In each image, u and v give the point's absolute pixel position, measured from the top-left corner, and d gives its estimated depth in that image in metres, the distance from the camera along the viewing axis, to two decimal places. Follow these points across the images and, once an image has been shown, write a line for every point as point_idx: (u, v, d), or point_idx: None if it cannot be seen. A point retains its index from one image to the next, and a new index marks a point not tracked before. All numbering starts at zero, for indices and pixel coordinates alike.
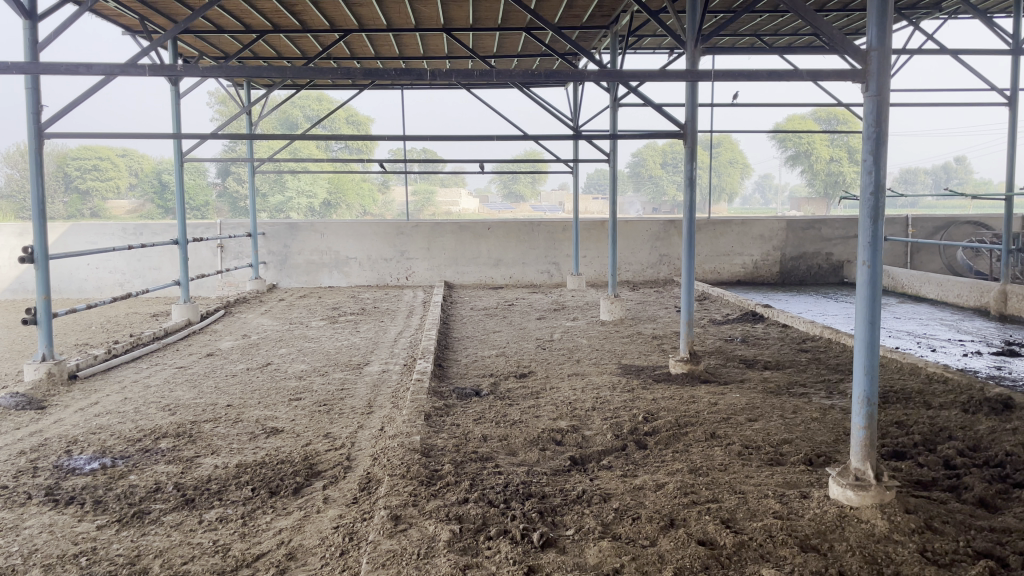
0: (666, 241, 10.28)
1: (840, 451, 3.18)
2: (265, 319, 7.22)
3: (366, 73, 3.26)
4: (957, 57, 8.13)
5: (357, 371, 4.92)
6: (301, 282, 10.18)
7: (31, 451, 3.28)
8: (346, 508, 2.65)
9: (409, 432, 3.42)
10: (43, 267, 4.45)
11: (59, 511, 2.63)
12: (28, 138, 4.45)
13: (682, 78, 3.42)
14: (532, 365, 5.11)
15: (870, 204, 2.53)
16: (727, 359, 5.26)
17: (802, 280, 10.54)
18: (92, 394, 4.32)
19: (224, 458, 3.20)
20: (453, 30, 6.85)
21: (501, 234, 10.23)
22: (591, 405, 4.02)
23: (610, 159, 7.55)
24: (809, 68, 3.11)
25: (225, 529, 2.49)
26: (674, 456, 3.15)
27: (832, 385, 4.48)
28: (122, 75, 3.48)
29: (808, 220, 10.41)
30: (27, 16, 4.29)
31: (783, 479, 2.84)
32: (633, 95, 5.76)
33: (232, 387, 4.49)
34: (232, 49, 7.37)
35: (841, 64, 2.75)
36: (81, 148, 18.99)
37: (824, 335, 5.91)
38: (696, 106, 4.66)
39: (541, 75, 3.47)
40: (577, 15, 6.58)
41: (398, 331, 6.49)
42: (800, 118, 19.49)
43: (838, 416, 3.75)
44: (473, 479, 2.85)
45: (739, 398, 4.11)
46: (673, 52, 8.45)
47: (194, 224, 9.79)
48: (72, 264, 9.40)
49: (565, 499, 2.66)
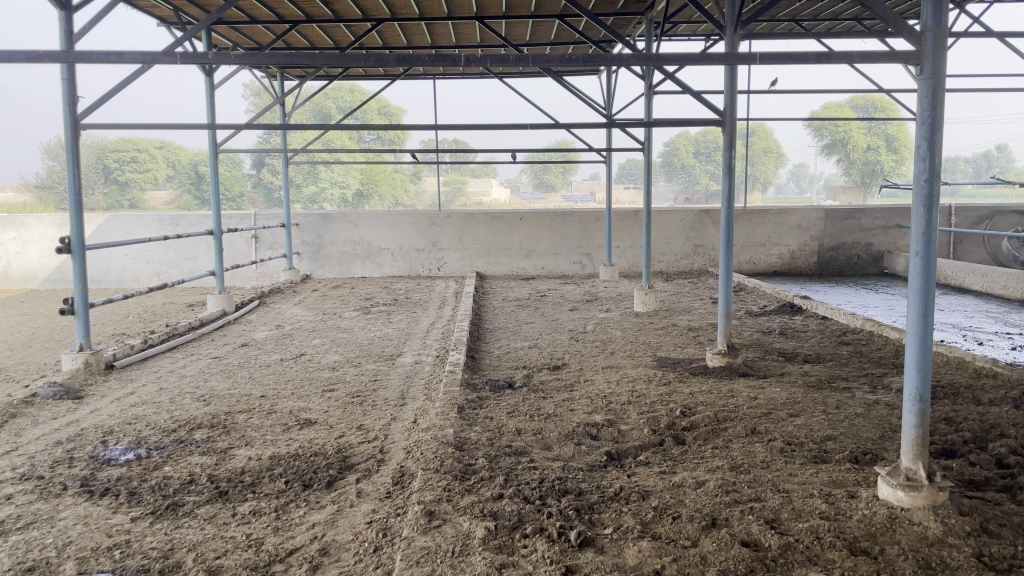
0: (700, 231, 10.12)
1: (887, 449, 3.08)
2: (298, 309, 7.23)
3: (401, 59, 3.21)
4: (1005, 40, 7.87)
5: (389, 363, 4.89)
6: (334, 272, 10.21)
7: (68, 441, 3.29)
8: (380, 502, 2.60)
9: (443, 425, 3.37)
10: (79, 258, 4.48)
11: (94, 502, 2.63)
12: (63, 130, 4.47)
13: (724, 61, 3.31)
14: (566, 357, 5.03)
15: (925, 192, 2.42)
16: (765, 352, 5.13)
17: (840, 270, 10.32)
18: (128, 384, 4.35)
19: (257, 450, 3.19)
20: (486, 18, 6.77)
21: (533, 224, 10.14)
22: (626, 399, 3.93)
23: (645, 147, 7.41)
24: (862, 52, 2.97)
25: (259, 523, 2.47)
26: (715, 453, 3.06)
27: (876, 379, 4.35)
28: (158, 63, 3.46)
29: (847, 210, 10.16)
30: (62, 7, 4.30)
31: (829, 478, 2.74)
32: (669, 81, 5.59)
33: (266, 377, 4.48)
34: (265, 39, 7.38)
35: (895, 47, 2.67)
36: (119, 141, 19.24)
37: (865, 328, 5.76)
38: (736, 92, 4.52)
39: (576, 60, 3.38)
40: (612, 1, 6.47)
41: (430, 322, 6.46)
42: (837, 105, 19.03)
43: (884, 412, 3.63)
44: (508, 474, 2.80)
45: (780, 393, 4.00)
46: (710, 38, 8.29)
47: (229, 215, 9.87)
48: (110, 255, 9.53)
49: (603, 496, 2.59)
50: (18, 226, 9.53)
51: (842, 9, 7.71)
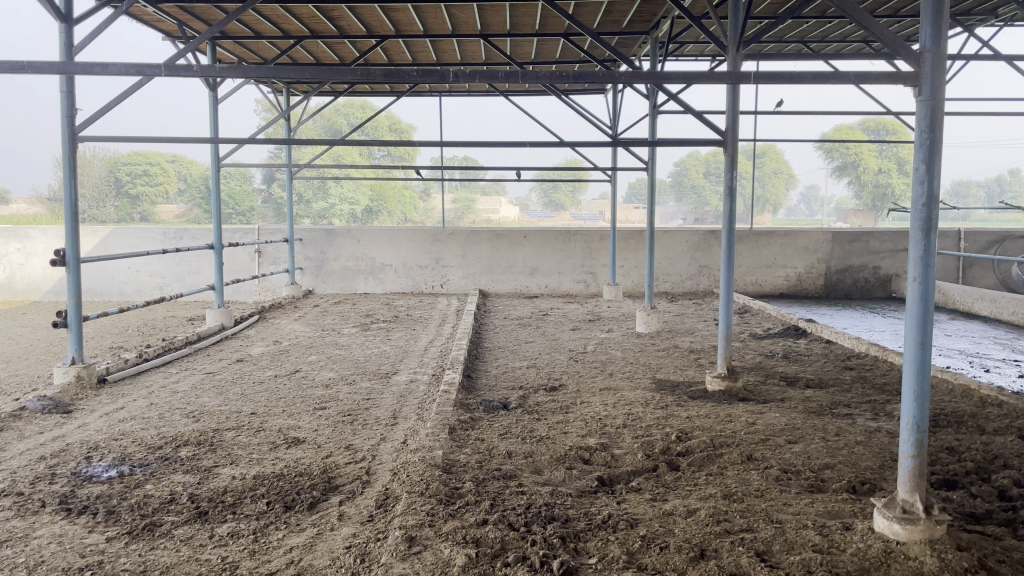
0: (705, 252, 10.05)
1: (886, 479, 3.00)
2: (298, 325, 7.19)
3: (389, 74, 3.19)
4: (1013, 64, 7.81)
5: (384, 381, 4.84)
6: (337, 288, 10.19)
7: (52, 456, 3.25)
8: (361, 526, 2.54)
9: (432, 446, 3.31)
10: (74, 271, 4.45)
11: (71, 521, 2.57)
12: (60, 142, 4.46)
13: (723, 81, 3.27)
14: (564, 378, 4.97)
15: (922, 216, 2.36)
16: (767, 376, 5.05)
17: (847, 294, 10.22)
18: (119, 398, 4.31)
19: (242, 469, 3.13)
20: (489, 35, 6.77)
21: (537, 242, 10.10)
22: (621, 422, 3.86)
23: (648, 166, 7.36)
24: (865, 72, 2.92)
25: (236, 545, 2.41)
26: (708, 480, 2.99)
27: (879, 406, 4.26)
28: (142, 75, 3.45)
29: (854, 232, 10.07)
30: (62, 19, 4.31)
31: (824, 509, 2.66)
32: (672, 101, 5.55)
33: (258, 395, 4.43)
34: (270, 55, 7.42)
35: (897, 68, 2.62)
36: (131, 154, 19.37)
37: (869, 352, 5.68)
38: (737, 112, 4.47)
39: (573, 77, 3.35)
40: (615, 20, 6.46)
41: (428, 339, 6.40)
42: (846, 127, 18.95)
43: (884, 440, 3.55)
44: (494, 499, 2.73)
45: (778, 419, 3.92)
46: (716, 59, 8.28)
47: (234, 230, 9.88)
48: (113, 268, 9.54)
49: (590, 524, 2.52)
50: (23, 237, 9.56)
51: (848, 31, 7.69)
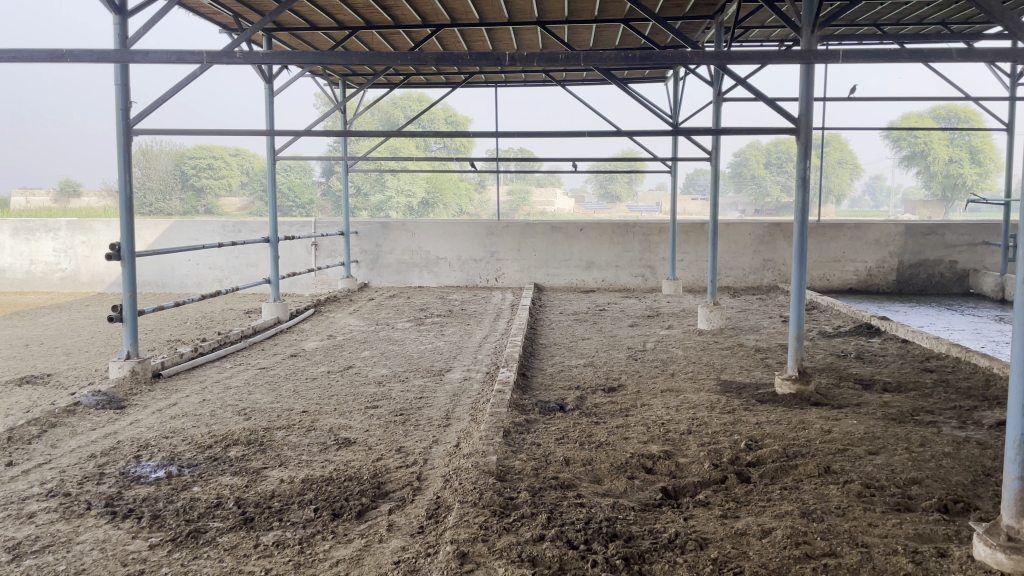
0: (770, 246, 9.69)
1: (981, 497, 2.73)
2: (352, 319, 7.13)
3: (440, 58, 3.12)
4: None
5: (437, 378, 4.71)
6: (392, 281, 10.16)
7: (102, 454, 3.20)
8: (410, 539, 2.40)
9: (486, 451, 3.16)
10: (129, 265, 4.41)
11: (115, 525, 2.50)
12: (116, 135, 4.45)
13: (802, 59, 3.03)
14: (623, 378, 4.76)
15: None
16: (840, 378, 4.75)
17: (922, 289, 9.73)
18: (173, 394, 4.28)
19: (291, 471, 3.04)
20: (547, 22, 6.58)
21: (594, 235, 9.87)
22: (686, 428, 3.64)
23: (712, 155, 7.05)
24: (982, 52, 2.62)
25: (280, 556, 2.29)
26: (783, 495, 2.76)
27: (965, 413, 3.94)
28: (184, 62, 3.42)
29: (929, 225, 9.56)
30: (116, 11, 4.28)
31: (915, 531, 2.42)
32: (741, 87, 5.23)
33: (310, 391, 4.34)
34: (326, 46, 7.36)
35: (1021, 48, 2.33)
36: (197, 147, 19.60)
37: (950, 353, 5.31)
38: (813, 98, 4.17)
39: (638, 59, 3.18)
40: (679, 4, 6.18)
41: (483, 335, 6.26)
42: (918, 115, 17.94)
43: (977, 452, 3.25)
44: (552, 512, 2.56)
45: (857, 426, 3.65)
46: (784, 44, 7.93)
47: (291, 222, 9.94)
48: (175, 261, 9.68)
49: (655, 543, 2.33)
50: (88, 230, 9.80)
51: (928, 13, 7.24)
